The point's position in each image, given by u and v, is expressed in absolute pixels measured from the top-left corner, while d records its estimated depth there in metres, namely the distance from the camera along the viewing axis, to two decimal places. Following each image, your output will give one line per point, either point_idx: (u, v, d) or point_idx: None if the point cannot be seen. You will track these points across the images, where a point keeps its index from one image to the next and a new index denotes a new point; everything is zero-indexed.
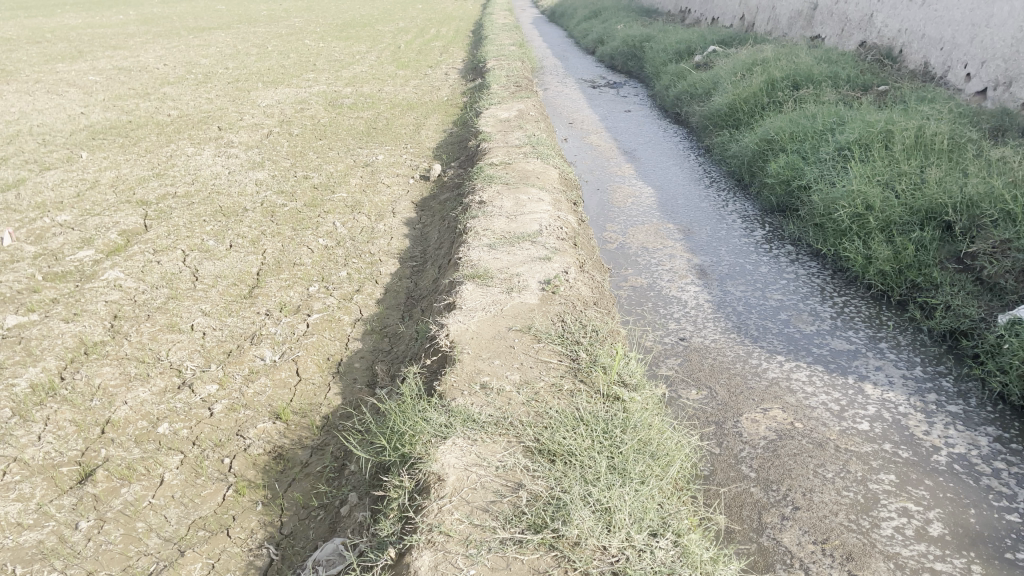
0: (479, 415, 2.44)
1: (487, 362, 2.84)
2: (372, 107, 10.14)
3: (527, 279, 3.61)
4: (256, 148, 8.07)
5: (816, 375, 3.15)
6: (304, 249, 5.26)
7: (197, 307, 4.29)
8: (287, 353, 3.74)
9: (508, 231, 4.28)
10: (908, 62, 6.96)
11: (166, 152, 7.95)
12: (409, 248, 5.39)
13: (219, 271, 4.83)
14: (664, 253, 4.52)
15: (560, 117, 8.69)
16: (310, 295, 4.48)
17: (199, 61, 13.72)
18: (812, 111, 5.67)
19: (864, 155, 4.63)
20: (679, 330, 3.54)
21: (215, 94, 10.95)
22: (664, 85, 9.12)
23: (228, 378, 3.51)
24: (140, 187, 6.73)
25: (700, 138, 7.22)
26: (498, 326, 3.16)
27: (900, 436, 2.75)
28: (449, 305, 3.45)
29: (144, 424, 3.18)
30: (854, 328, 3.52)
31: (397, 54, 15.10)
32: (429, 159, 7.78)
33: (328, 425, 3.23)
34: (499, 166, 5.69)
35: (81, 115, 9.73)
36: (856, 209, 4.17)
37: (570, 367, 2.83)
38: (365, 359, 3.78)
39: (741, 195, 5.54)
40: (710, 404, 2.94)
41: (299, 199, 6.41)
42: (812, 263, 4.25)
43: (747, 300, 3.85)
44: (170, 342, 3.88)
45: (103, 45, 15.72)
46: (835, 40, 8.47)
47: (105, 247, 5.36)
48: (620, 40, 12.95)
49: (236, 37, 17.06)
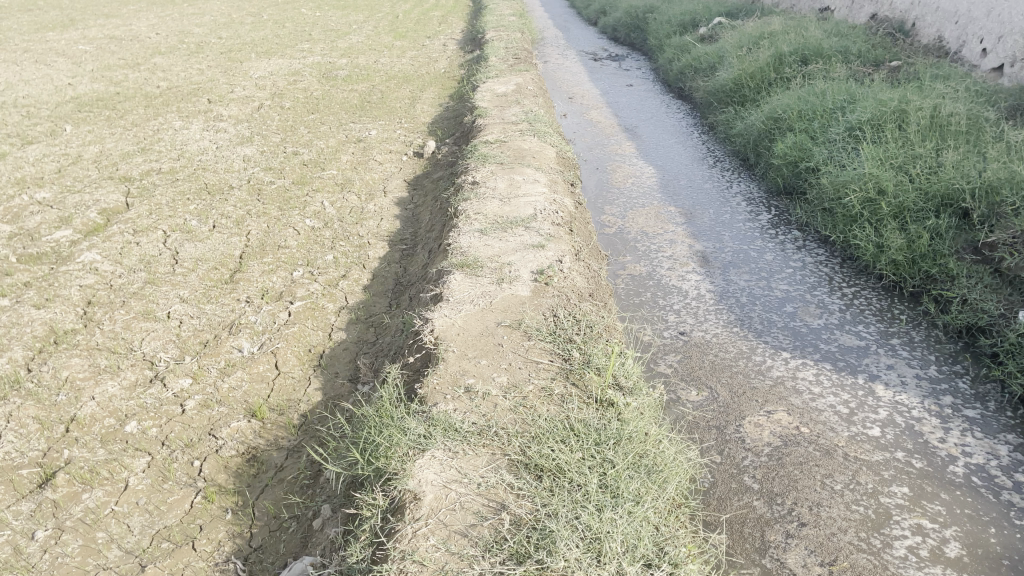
0: (460, 424, 2.26)
1: (472, 362, 2.66)
2: (367, 79, 9.87)
3: (519, 268, 3.41)
4: (246, 122, 7.83)
5: (824, 374, 2.95)
6: (289, 230, 5.06)
7: (175, 293, 4.10)
8: (266, 345, 3.55)
9: (501, 216, 4.07)
10: (921, 36, 6.69)
11: (153, 126, 7.71)
12: (400, 230, 5.19)
13: (201, 254, 4.63)
14: (664, 238, 4.31)
15: (559, 92, 8.44)
16: (294, 281, 4.28)
17: (192, 30, 13.39)
18: (821, 88, 5.43)
19: (876, 136, 4.40)
20: (679, 324, 3.35)
21: (207, 65, 10.66)
22: (668, 59, 8.85)
23: (203, 372, 3.33)
24: (124, 163, 6.51)
25: (703, 115, 6.98)
26: (486, 321, 2.97)
27: (914, 443, 2.56)
28: (436, 296, 3.26)
29: (111, 422, 3.01)
30: (864, 323, 3.32)
31: (395, 23, 14.75)
32: (423, 134, 7.55)
33: (305, 424, 3.06)
34: (493, 144, 5.46)
35: (68, 86, 9.46)
36: (867, 194, 3.95)
37: (562, 369, 2.64)
38: (348, 352, 3.60)
39: (746, 177, 5.31)
40: (711, 408, 2.75)
41: (287, 176, 6.19)
42: (820, 251, 4.04)
43: (751, 290, 3.65)
44: (144, 331, 3.69)
45: (96, 13, 15.37)
46: (844, 13, 8.18)
47: (84, 227, 5.15)
48: (623, 10, 12.61)
49: (231, 5, 16.65)
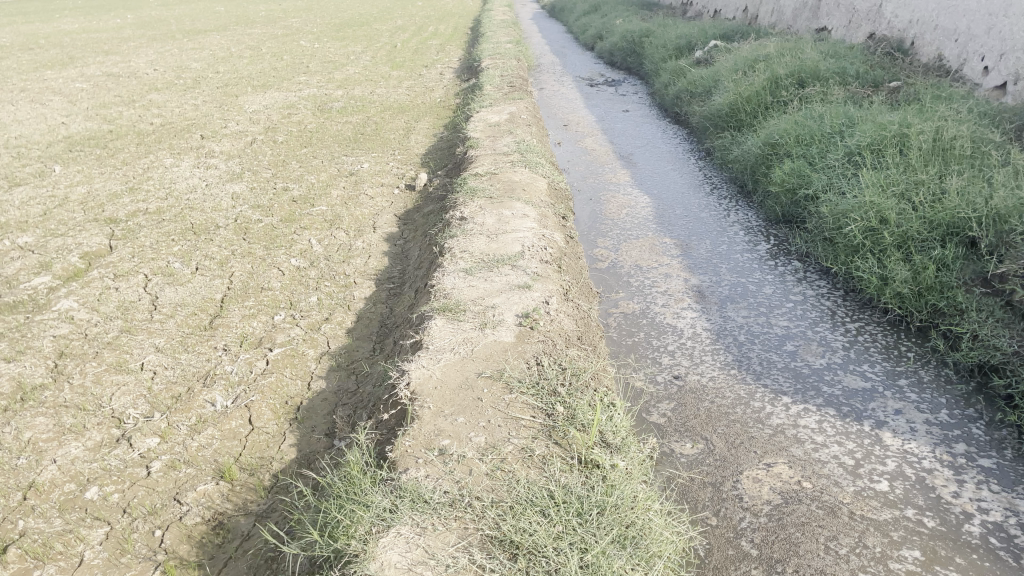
0: (430, 494, 2.08)
1: (449, 420, 2.47)
2: (362, 111, 9.78)
3: (503, 311, 3.24)
4: (237, 158, 7.72)
5: (828, 421, 2.75)
6: (274, 270, 4.91)
7: (150, 342, 3.94)
8: (241, 398, 3.39)
9: (488, 254, 3.91)
10: (920, 55, 6.55)
11: (143, 164, 7.60)
12: (387, 268, 5.03)
13: (180, 299, 4.48)
14: (658, 272, 4.14)
15: (555, 119, 8.33)
16: (274, 326, 4.12)
17: (189, 65, 13.38)
18: (819, 111, 5.27)
19: (877, 161, 4.23)
20: (673, 367, 3.17)
21: (202, 100, 10.60)
22: (664, 83, 8.73)
23: (172, 430, 3.17)
24: (111, 204, 6.38)
25: (700, 139, 6.84)
26: (466, 371, 2.78)
27: (926, 498, 2.36)
28: (415, 344, 3.09)
29: (71, 487, 2.84)
30: (869, 362, 3.13)
31: (392, 53, 14.72)
32: (416, 166, 7.42)
33: (277, 486, 2.90)
34: (483, 177, 5.31)
35: (62, 125, 9.40)
36: (868, 223, 3.78)
37: (545, 426, 2.44)
38: (327, 403, 3.42)
39: (744, 204, 5.15)
40: (706, 462, 2.56)
41: (276, 213, 6.06)
42: (821, 283, 3.87)
43: (749, 327, 3.47)
44: (114, 385, 3.53)
45: (95, 51, 15.40)
46: (841, 32, 8.06)
47: (64, 272, 5.01)
48: (619, 35, 12.54)
49: (229, 38, 16.69)
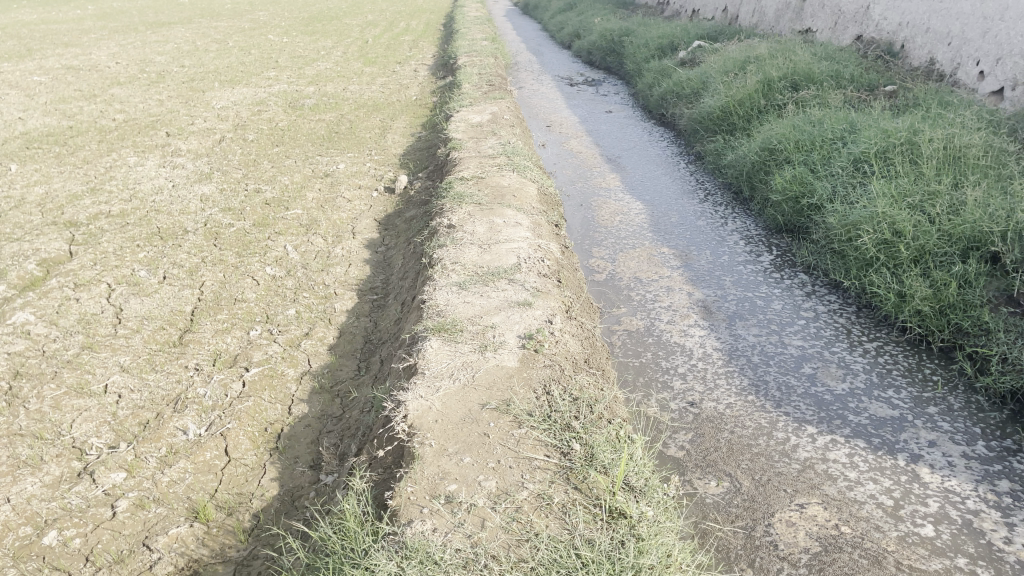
0: (440, 554, 1.84)
1: (454, 460, 2.23)
2: (335, 109, 9.45)
3: (504, 332, 3.00)
4: (205, 157, 7.37)
5: (859, 455, 2.56)
6: (248, 280, 4.61)
7: (114, 361, 3.63)
8: (216, 425, 3.10)
9: (482, 266, 3.66)
10: (911, 59, 6.43)
11: (106, 163, 7.22)
12: (369, 278, 4.76)
13: (147, 312, 4.17)
14: (660, 285, 3.93)
15: (536, 119, 8.10)
16: (251, 342, 3.83)
17: (153, 59, 12.91)
18: (818, 115, 5.10)
19: (886, 170, 4.07)
20: (686, 392, 2.94)
21: (167, 96, 10.18)
22: (648, 84, 8.55)
23: (139, 463, 2.87)
24: (70, 206, 6.01)
25: (689, 143, 6.66)
26: (468, 402, 2.54)
27: (976, 546, 2.17)
28: (410, 369, 2.83)
29: (27, 531, 2.55)
30: (894, 387, 2.95)
31: (364, 49, 14.36)
32: (394, 168, 7.14)
33: (258, 529, 2.64)
34: (470, 181, 5.06)
35: (18, 120, 8.94)
36: (881, 235, 3.61)
37: (561, 468, 2.21)
38: (310, 430, 3.15)
39: (741, 212, 4.96)
40: (733, 503, 2.34)
41: (248, 217, 5.74)
42: (832, 298, 3.69)
43: (763, 347, 3.26)
44: (75, 411, 3.22)
45: (54, 43, 14.83)
46: (827, 34, 7.94)
47: (19, 280, 4.66)
48: (597, 33, 12.33)
49: (195, 32, 16.19)
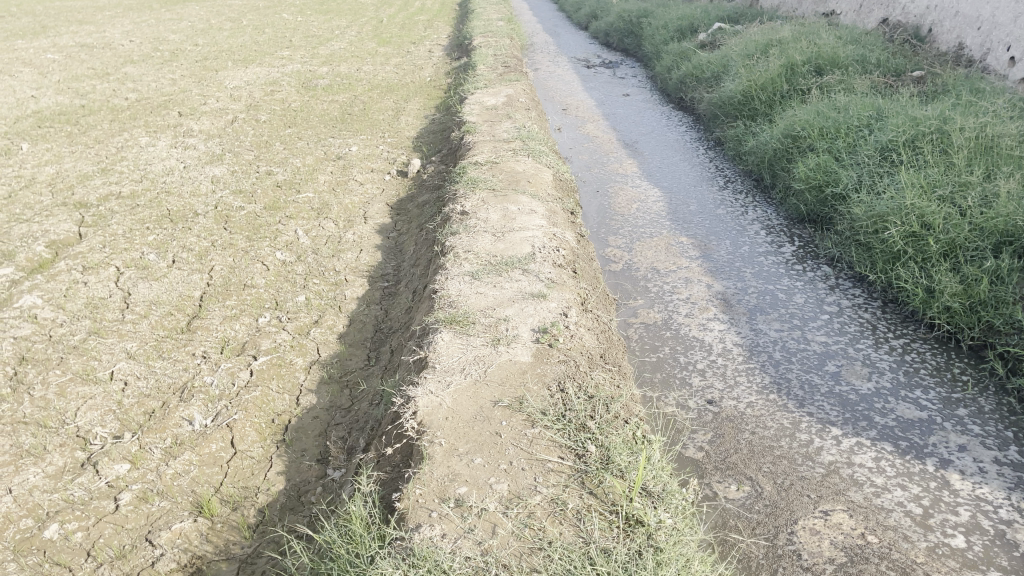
0: (450, 563, 1.76)
1: (465, 461, 2.14)
2: (348, 89, 9.34)
3: (517, 325, 2.91)
4: (217, 138, 7.29)
5: (886, 459, 2.46)
6: (258, 265, 4.54)
7: (121, 347, 3.57)
8: (222, 416, 3.03)
9: (495, 256, 3.57)
10: (938, 43, 6.24)
11: (117, 143, 7.15)
12: (381, 264, 4.68)
13: (155, 297, 4.10)
14: (678, 276, 3.82)
15: (552, 102, 7.97)
16: (259, 330, 3.76)
17: (168, 37, 12.82)
18: (843, 101, 4.95)
19: (914, 160, 3.93)
20: (705, 390, 2.85)
21: (180, 75, 10.10)
22: (666, 67, 8.38)
23: (143, 454, 2.81)
24: (80, 187, 5.95)
25: (708, 128, 6.52)
26: (480, 398, 2.45)
27: (1010, 558, 2.07)
28: (420, 362, 2.75)
29: (29, 523, 2.49)
30: (922, 387, 2.84)
31: (379, 28, 14.19)
32: (407, 151, 7.04)
33: (263, 524, 2.57)
34: (484, 166, 4.95)
35: (31, 98, 8.89)
36: (909, 227, 3.48)
37: (575, 471, 2.13)
38: (318, 422, 3.08)
39: (762, 201, 4.84)
40: (755, 509, 2.25)
41: (259, 200, 5.66)
42: (857, 292, 3.58)
43: (785, 343, 3.16)
44: (80, 399, 3.16)
45: (69, 20, 14.75)
46: (851, 17, 7.74)
47: (28, 263, 4.60)
48: (615, 14, 12.11)
49: (210, 10, 16.08)
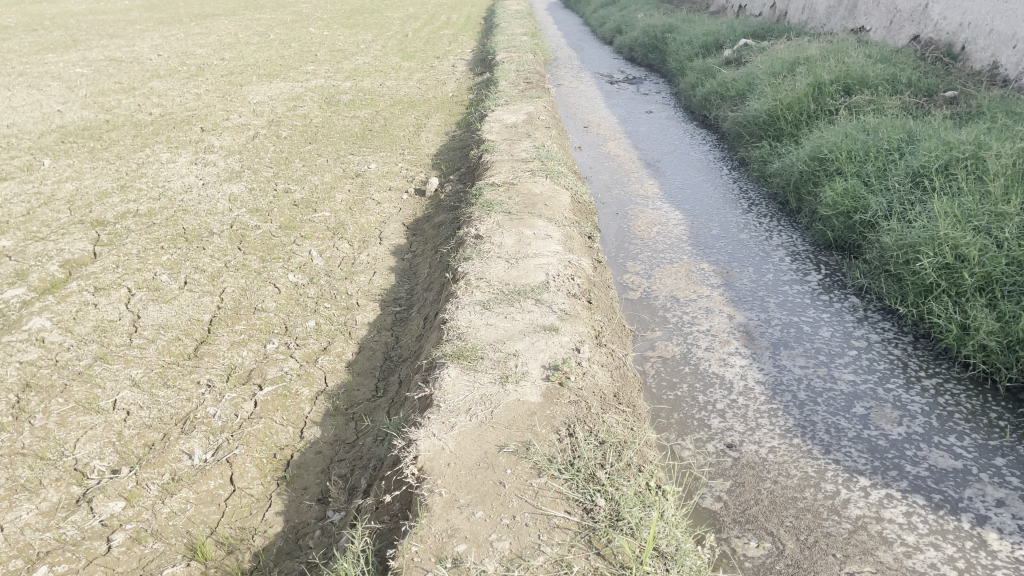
0: None
1: (465, 514, 2.03)
2: (370, 105, 9.31)
3: (527, 361, 2.78)
4: (237, 154, 7.26)
5: (917, 514, 2.30)
6: (269, 287, 4.46)
7: (126, 374, 3.49)
8: (222, 450, 2.94)
9: (508, 284, 3.45)
10: (972, 62, 6.05)
11: (138, 159, 7.15)
12: (394, 287, 4.58)
13: (163, 320, 4.03)
14: (699, 306, 3.68)
15: (574, 119, 7.86)
16: (266, 357, 3.67)
17: (195, 51, 12.91)
18: (872, 123, 4.79)
19: (947, 187, 3.77)
20: (724, 433, 2.71)
21: (205, 89, 10.13)
22: (691, 84, 8.25)
23: (140, 491, 2.73)
24: (98, 204, 5.93)
25: (732, 147, 6.37)
26: (485, 442, 2.33)
27: None
28: (425, 400, 2.64)
29: (17, 564, 2.41)
30: (956, 433, 2.68)
31: (404, 42, 14.20)
32: (426, 168, 6.96)
33: (257, 570, 2.47)
34: (501, 187, 4.84)
35: (57, 113, 8.95)
36: (943, 259, 3.32)
37: (583, 529, 2.00)
38: (320, 458, 2.98)
39: (788, 225, 4.68)
40: (775, 569, 2.11)
41: (275, 218, 5.60)
42: (886, 326, 3.41)
43: (810, 381, 3.01)
44: (80, 429, 3.09)
45: (100, 33, 14.91)
46: (881, 33, 7.56)
47: (40, 283, 4.56)
48: (640, 29, 11.99)
49: (239, 23, 16.20)
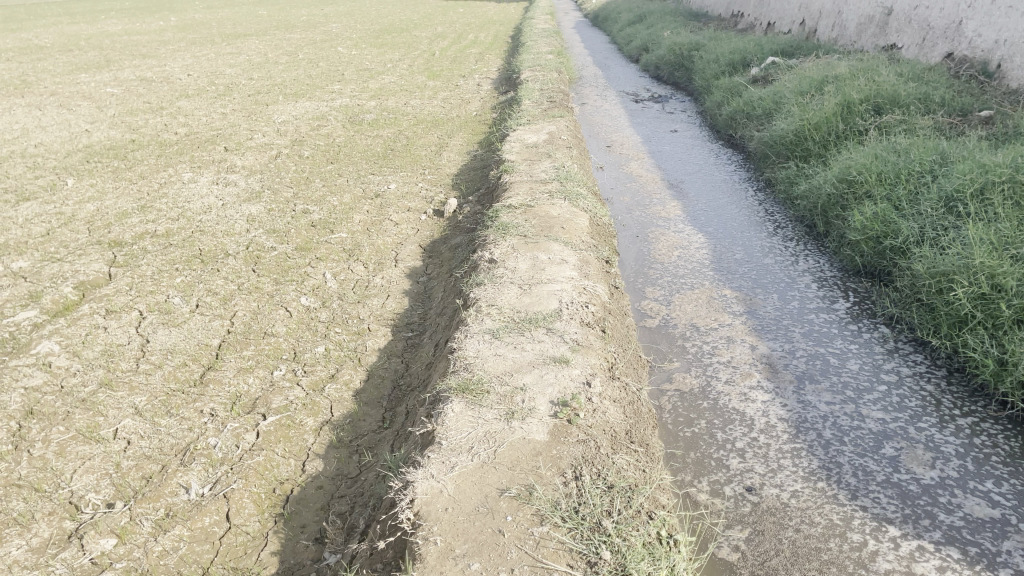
0: None
1: (460, 567, 1.91)
2: (394, 124, 9.27)
3: (535, 396, 2.65)
4: (258, 174, 7.24)
5: (952, 570, 2.13)
6: (281, 311, 4.38)
7: (129, 401, 3.41)
8: (220, 484, 2.86)
9: (520, 312, 3.33)
10: (1008, 80, 5.85)
11: (160, 179, 7.15)
12: (407, 312, 4.48)
13: (172, 344, 3.93)
14: (719, 335, 3.52)
15: (597, 138, 7.75)
16: (272, 385, 3.58)
17: (224, 71, 13.02)
18: (904, 144, 4.62)
19: (983, 212, 3.59)
20: (744, 475, 2.56)
21: (231, 109, 10.17)
22: (717, 103, 8.10)
23: (133, 528, 2.65)
24: (118, 225, 5.91)
25: (757, 167, 6.21)
26: (486, 485, 2.20)
27: None
28: (427, 436, 2.52)
29: None
30: (994, 478, 2.50)
31: (430, 62, 14.20)
32: (446, 189, 6.88)
33: None
34: (518, 209, 4.73)
35: (84, 133, 9.02)
36: (978, 289, 3.14)
37: None
38: (321, 494, 2.88)
39: (815, 249, 4.51)
40: None
41: (291, 240, 5.54)
42: (919, 360, 3.23)
43: (836, 419, 2.84)
44: (78, 459, 3.01)
45: (133, 53, 15.12)
46: (913, 50, 7.37)
47: (53, 305, 4.51)
48: (666, 47, 11.88)
49: (268, 43, 16.34)
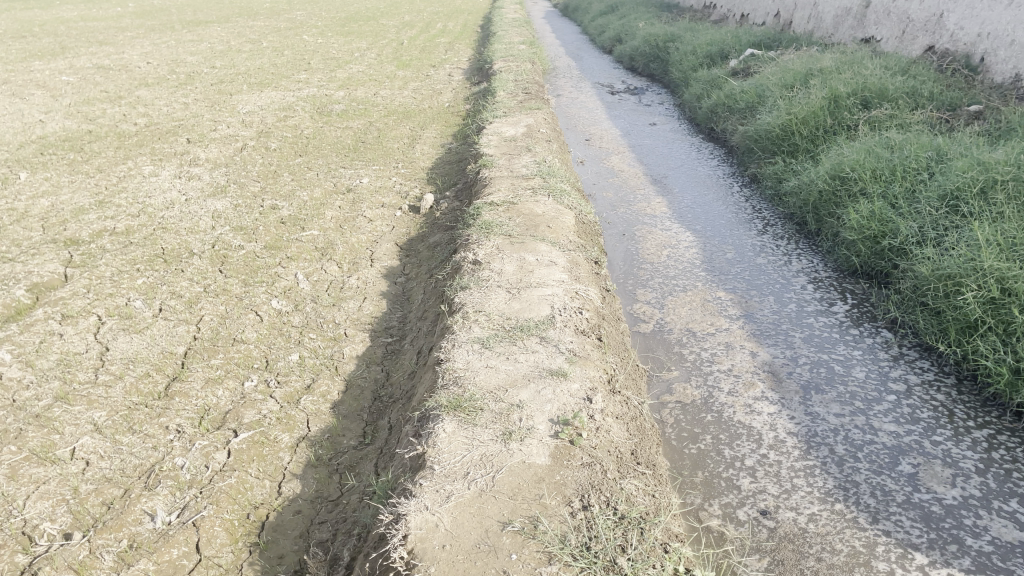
0: None
1: None
2: (364, 115, 8.99)
3: (533, 414, 2.46)
4: (223, 167, 6.93)
5: None
6: (251, 315, 4.12)
7: (87, 417, 3.14)
8: (189, 511, 2.64)
9: (510, 319, 3.13)
10: (993, 74, 5.76)
11: (119, 172, 6.80)
12: (385, 316, 4.26)
13: (134, 353, 3.66)
14: (718, 341, 3.36)
15: (575, 131, 7.57)
16: (244, 397, 3.34)
17: (186, 59, 12.59)
18: (896, 140, 4.50)
19: (986, 212, 3.47)
20: (757, 496, 2.40)
21: (193, 99, 9.80)
22: (696, 96, 7.96)
23: (92, 562, 2.41)
24: (74, 222, 5.57)
25: (741, 162, 6.07)
26: (487, 518, 2.01)
27: None
28: (418, 460, 2.31)
29: None
30: (1019, 497, 2.36)
31: (399, 51, 13.88)
32: (421, 183, 6.65)
33: None
34: (501, 207, 4.52)
35: (38, 123, 8.60)
36: (987, 293, 3.01)
37: None
38: (300, 521, 2.69)
39: (806, 249, 4.37)
40: None
41: (260, 237, 5.27)
42: (926, 367, 3.10)
43: (848, 433, 2.69)
44: (31, 483, 2.74)
45: (89, 40, 14.58)
46: (892, 43, 7.29)
47: (4, 310, 4.20)
48: (640, 38, 11.72)
49: (231, 31, 15.88)
